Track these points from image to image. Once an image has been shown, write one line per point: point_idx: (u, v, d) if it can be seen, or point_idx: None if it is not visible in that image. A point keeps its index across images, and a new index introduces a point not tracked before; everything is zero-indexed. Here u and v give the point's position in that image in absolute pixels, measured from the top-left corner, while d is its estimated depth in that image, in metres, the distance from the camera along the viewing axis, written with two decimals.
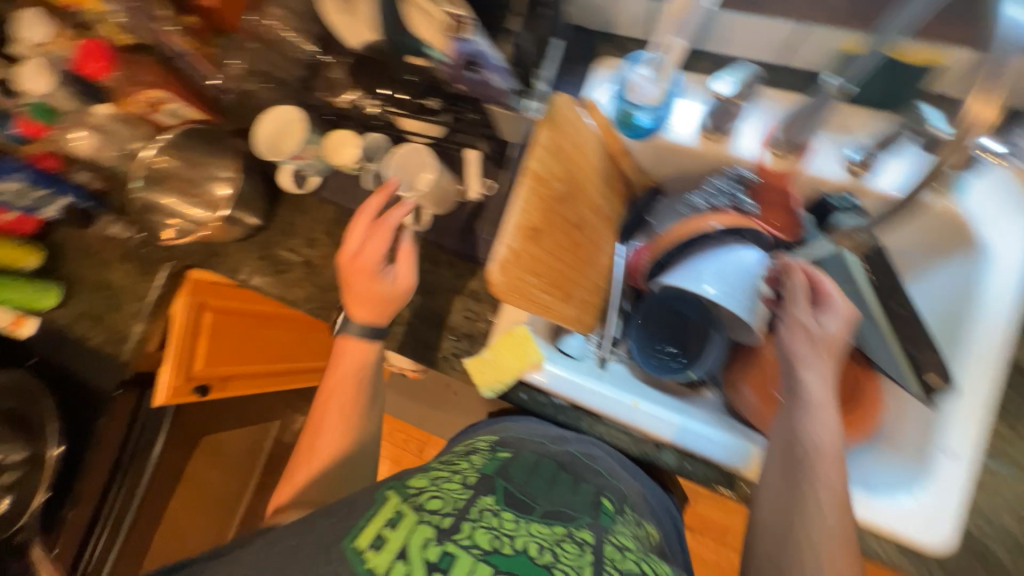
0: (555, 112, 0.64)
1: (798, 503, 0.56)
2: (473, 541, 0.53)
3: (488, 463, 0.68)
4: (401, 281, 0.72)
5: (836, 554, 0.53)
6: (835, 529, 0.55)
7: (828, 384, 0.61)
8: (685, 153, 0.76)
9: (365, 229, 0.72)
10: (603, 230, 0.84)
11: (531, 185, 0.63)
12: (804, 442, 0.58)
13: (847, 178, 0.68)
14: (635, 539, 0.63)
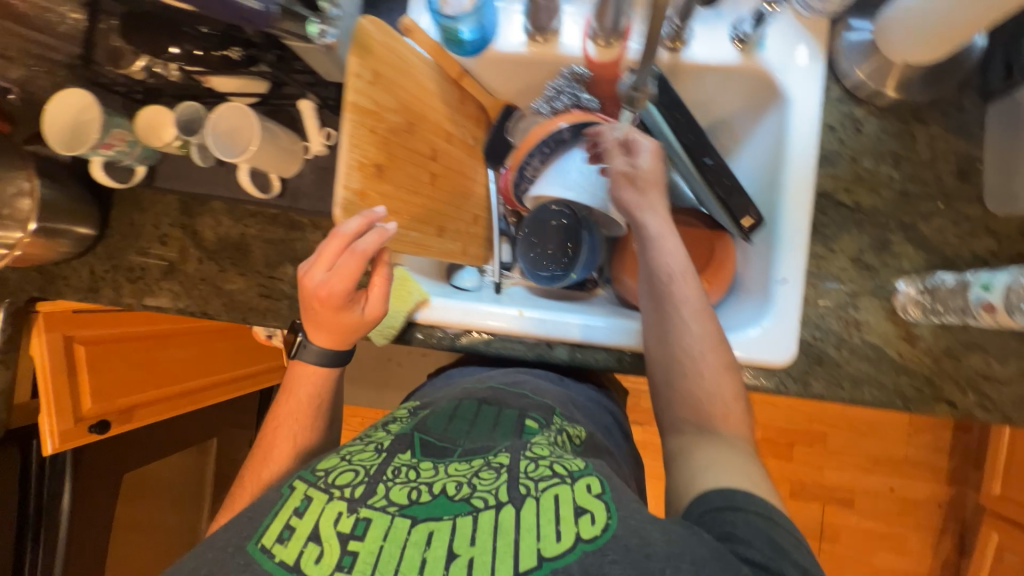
0: (363, 38, 0.60)
1: (669, 326, 0.65)
2: (388, 499, 0.50)
3: (406, 424, 0.64)
4: (372, 311, 0.64)
5: (707, 354, 0.63)
6: (702, 338, 0.63)
7: (662, 214, 0.69)
8: (520, 62, 0.77)
9: (345, 259, 0.58)
10: (465, 158, 0.83)
11: (357, 119, 0.61)
12: (659, 274, 0.66)
13: (665, 57, 0.71)
14: (557, 443, 0.62)
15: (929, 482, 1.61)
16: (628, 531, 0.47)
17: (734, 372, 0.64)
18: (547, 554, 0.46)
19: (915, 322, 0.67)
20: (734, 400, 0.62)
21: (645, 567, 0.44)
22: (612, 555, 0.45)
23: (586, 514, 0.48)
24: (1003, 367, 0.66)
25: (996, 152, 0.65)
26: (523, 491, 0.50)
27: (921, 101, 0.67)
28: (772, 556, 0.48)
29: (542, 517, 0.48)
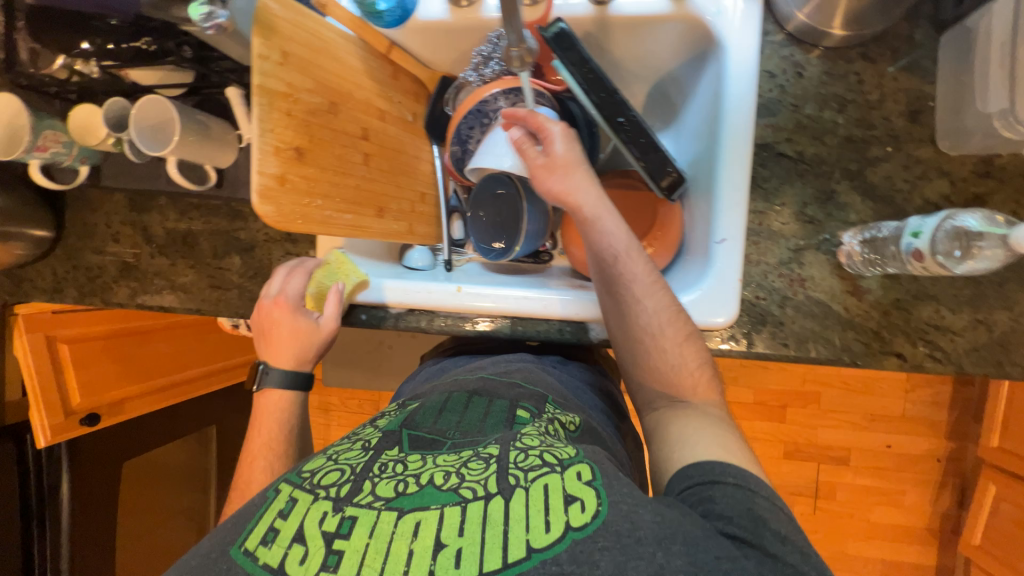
0: (264, 16, 0.58)
1: (625, 306, 0.63)
2: (374, 495, 0.44)
3: (394, 419, 0.57)
4: (325, 324, 0.70)
5: (666, 328, 0.62)
6: (657, 314, 0.62)
7: (592, 189, 0.65)
8: (445, 31, 0.75)
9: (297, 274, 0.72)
10: (404, 135, 0.82)
11: (269, 102, 0.60)
12: (604, 255, 0.64)
13: (592, 10, 0.67)
14: (550, 430, 0.55)
15: (929, 437, 1.57)
16: (618, 517, 0.41)
17: (697, 339, 0.63)
18: (535, 544, 0.40)
19: (861, 275, 0.64)
20: (702, 367, 0.61)
21: (635, 551, 0.39)
22: (602, 542, 0.40)
23: (576, 501, 0.42)
24: (956, 316, 0.63)
25: (949, 87, 0.61)
26: (512, 480, 0.44)
27: (867, 37, 0.63)
28: (751, 527, 0.45)
29: (531, 507, 0.42)
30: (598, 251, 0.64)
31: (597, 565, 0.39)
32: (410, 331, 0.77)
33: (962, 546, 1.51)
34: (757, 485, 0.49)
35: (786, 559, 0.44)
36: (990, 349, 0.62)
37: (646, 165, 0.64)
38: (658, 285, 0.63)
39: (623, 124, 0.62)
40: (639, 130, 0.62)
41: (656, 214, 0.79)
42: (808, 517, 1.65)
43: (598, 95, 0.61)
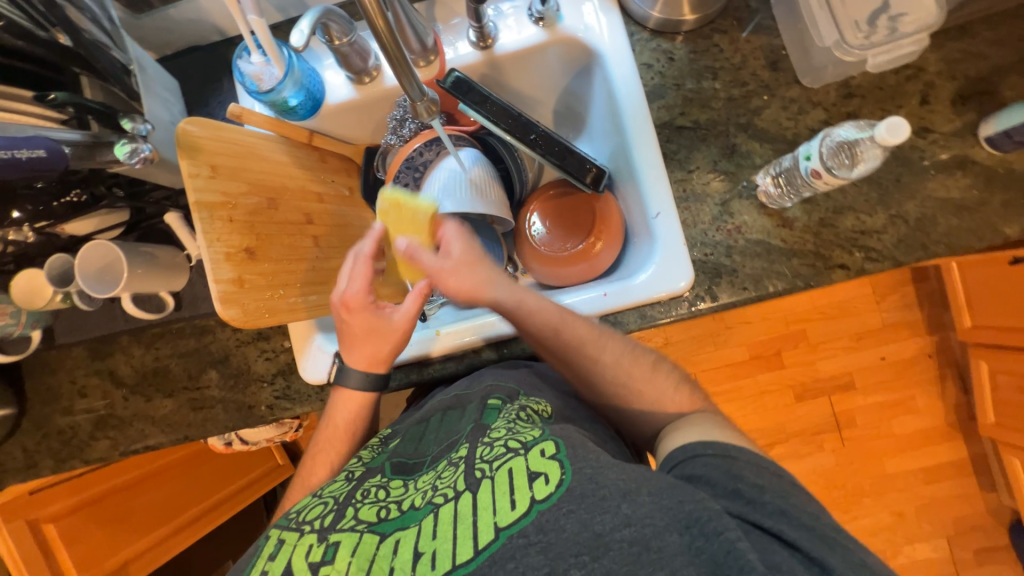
0: (186, 139, 0.61)
1: (584, 369, 0.65)
2: (356, 520, 0.51)
3: (377, 453, 0.66)
4: (401, 322, 0.67)
5: (627, 372, 0.65)
6: (617, 365, 0.65)
7: (503, 278, 0.66)
8: (356, 107, 0.81)
9: (360, 268, 0.66)
10: (345, 209, 0.85)
11: (210, 214, 0.62)
12: (544, 334, 0.64)
13: (480, 55, 0.75)
14: (522, 415, 0.59)
15: (913, 338, 1.66)
16: (582, 480, 0.46)
17: (662, 366, 0.67)
18: (502, 524, 0.45)
19: (784, 206, 0.70)
20: (681, 393, 0.64)
21: (600, 507, 0.44)
22: (567, 506, 0.44)
23: (540, 476, 0.47)
24: (874, 218, 0.70)
25: (792, 35, 0.71)
26: (478, 475, 0.50)
27: (714, 14, 0.72)
28: (732, 482, 0.48)
29: (496, 493, 0.47)
30: (532, 332, 0.65)
31: (564, 529, 0.43)
32: (402, 387, 0.78)
33: (982, 429, 1.57)
34: (736, 451, 0.51)
35: (767, 503, 0.46)
36: (913, 237, 0.69)
37: (568, 168, 0.69)
38: (606, 336, 0.66)
39: (537, 140, 0.68)
40: (552, 143, 0.68)
41: (596, 210, 0.84)
42: (840, 452, 1.67)
43: (506, 123, 0.66)
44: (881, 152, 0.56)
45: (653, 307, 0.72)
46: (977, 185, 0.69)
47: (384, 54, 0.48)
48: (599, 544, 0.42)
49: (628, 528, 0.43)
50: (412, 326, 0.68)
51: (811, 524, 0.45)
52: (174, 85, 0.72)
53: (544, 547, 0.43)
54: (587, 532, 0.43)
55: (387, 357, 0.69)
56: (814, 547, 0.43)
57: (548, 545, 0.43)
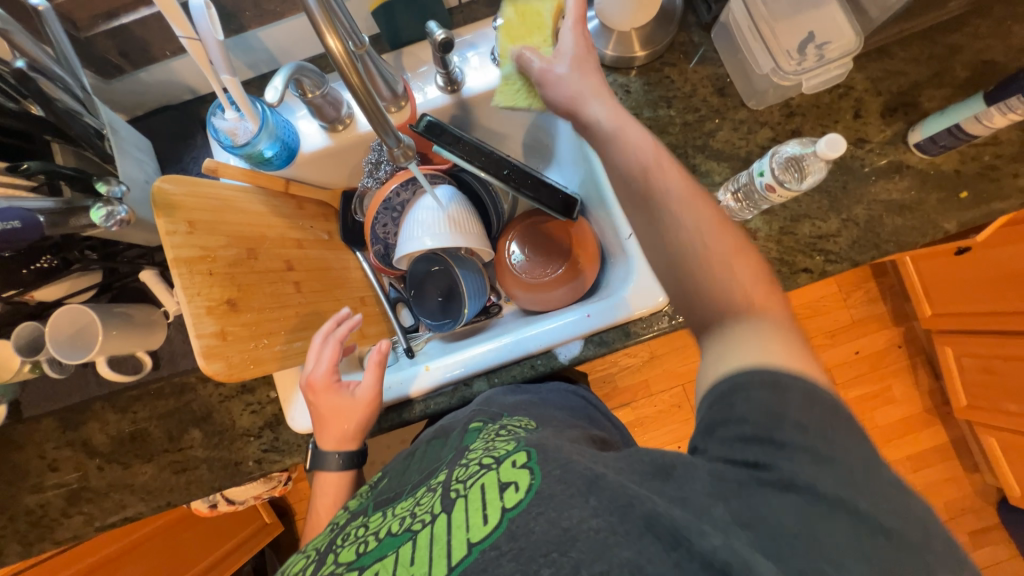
0: (161, 198, 0.61)
1: (653, 220, 0.55)
2: (338, 563, 0.52)
3: (363, 495, 0.66)
4: (363, 396, 0.69)
5: (712, 239, 0.51)
6: (699, 228, 0.52)
7: (601, 110, 0.62)
8: (331, 153, 0.82)
9: (329, 350, 0.70)
10: (325, 253, 0.86)
11: (188, 270, 0.62)
12: (629, 170, 0.57)
13: (449, 97, 0.79)
14: (501, 433, 0.59)
15: (882, 330, 1.74)
16: (551, 483, 0.45)
17: (773, 279, 0.51)
18: (473, 539, 0.44)
19: (746, 218, 0.75)
20: (785, 313, 0.49)
21: (568, 503, 0.42)
22: (536, 510, 0.43)
23: (510, 485, 0.46)
24: (828, 223, 0.75)
25: (734, 64, 0.77)
26: (453, 496, 0.50)
27: (662, 49, 0.79)
28: (766, 421, 0.41)
29: (468, 509, 0.47)
30: (618, 166, 0.58)
31: (533, 531, 0.42)
32: (395, 427, 0.77)
33: (958, 412, 1.63)
34: (787, 379, 0.42)
35: (797, 444, 0.40)
36: (865, 238, 0.75)
37: (544, 200, 0.72)
38: (694, 195, 0.54)
39: (510, 175, 0.70)
40: (523, 176, 0.70)
41: (573, 234, 0.87)
42: None
43: (479, 161, 0.69)
44: (826, 165, 0.61)
45: (636, 323, 0.74)
46: (914, 187, 0.75)
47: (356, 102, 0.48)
48: (567, 538, 0.41)
49: (595, 517, 0.41)
50: (377, 400, 0.70)
51: (848, 464, 0.39)
52: (146, 145, 0.73)
53: (515, 554, 0.41)
54: (556, 530, 0.41)
55: (356, 435, 0.70)
56: (836, 488, 0.38)
57: (519, 551, 0.41)
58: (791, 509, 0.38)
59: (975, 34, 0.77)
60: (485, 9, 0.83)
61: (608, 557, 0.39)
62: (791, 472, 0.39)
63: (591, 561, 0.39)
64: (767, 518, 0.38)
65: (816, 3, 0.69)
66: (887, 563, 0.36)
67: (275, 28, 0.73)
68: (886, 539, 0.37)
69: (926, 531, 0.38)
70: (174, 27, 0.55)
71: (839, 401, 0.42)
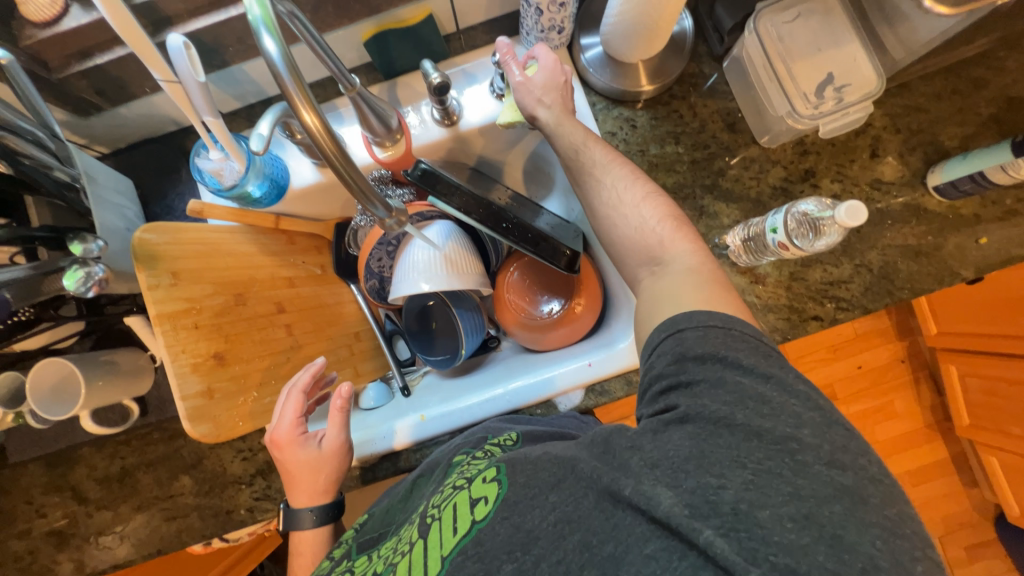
0: (144, 249, 0.59)
1: (586, 190, 0.62)
2: None
3: (349, 535, 0.67)
4: (329, 444, 0.67)
5: (626, 208, 0.58)
6: (616, 188, 0.59)
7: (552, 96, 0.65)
8: (323, 188, 0.79)
9: (292, 402, 0.67)
10: (318, 289, 0.84)
11: (171, 327, 0.59)
12: (565, 155, 0.64)
13: (446, 131, 0.75)
14: (478, 455, 0.60)
15: (885, 345, 1.71)
16: (516, 489, 0.48)
17: (685, 225, 0.57)
18: (447, 553, 0.49)
19: (756, 264, 0.71)
20: (698, 253, 0.55)
21: (530, 506, 0.47)
22: (501, 514, 0.47)
23: (480, 500, 0.50)
24: (840, 268, 0.72)
25: (746, 100, 0.73)
26: (429, 521, 0.53)
27: (671, 82, 0.74)
28: (672, 370, 0.46)
29: (442, 526, 0.51)
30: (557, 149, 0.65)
31: (497, 534, 0.47)
32: (391, 475, 0.75)
33: (960, 431, 1.61)
34: (684, 321, 0.47)
35: (723, 389, 0.43)
36: (878, 285, 0.72)
37: (545, 253, 0.68)
38: (617, 161, 0.62)
39: (510, 227, 0.67)
40: (524, 232, 0.67)
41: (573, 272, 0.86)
42: None
43: (477, 213, 0.66)
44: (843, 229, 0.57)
45: (638, 373, 0.72)
46: (932, 231, 0.72)
47: (335, 172, 0.43)
48: (530, 538, 0.45)
49: (553, 512, 0.45)
50: (345, 443, 0.68)
51: (732, 381, 0.43)
52: (128, 184, 0.70)
53: (479, 557, 0.46)
54: (520, 532, 0.46)
55: (331, 485, 0.67)
56: (722, 408, 0.42)
57: (483, 554, 0.46)
58: (686, 439, 0.43)
59: (1001, 68, 0.72)
60: (484, 35, 0.78)
61: (562, 544, 0.44)
62: (685, 408, 0.44)
63: (549, 553, 0.44)
64: (669, 456, 0.42)
65: (835, 41, 0.65)
66: (763, 462, 0.40)
67: (261, 61, 0.69)
68: (762, 440, 0.41)
69: (796, 426, 0.41)
70: (150, 71, 0.52)
71: (760, 339, 0.46)
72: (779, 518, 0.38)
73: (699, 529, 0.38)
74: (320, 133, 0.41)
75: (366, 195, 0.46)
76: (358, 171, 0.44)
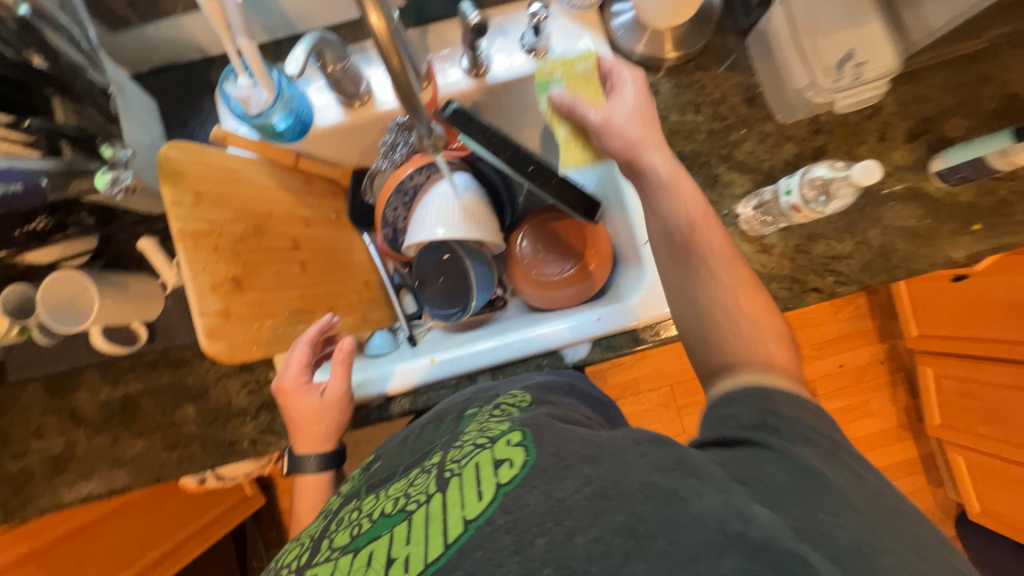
0: (167, 164, 0.57)
1: (693, 276, 0.57)
2: (330, 548, 0.50)
3: (355, 481, 0.65)
4: (331, 394, 0.70)
5: (744, 309, 0.54)
6: (732, 288, 0.54)
7: (668, 160, 0.60)
8: (345, 130, 0.79)
9: (299, 353, 0.69)
10: (331, 233, 0.84)
11: (192, 243, 0.59)
12: (673, 225, 0.58)
13: (472, 82, 0.76)
14: (494, 413, 0.58)
15: (867, 346, 1.77)
16: (547, 456, 0.44)
17: (787, 340, 0.53)
18: (471, 517, 0.42)
19: (763, 234, 0.75)
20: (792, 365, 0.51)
21: (563, 475, 0.42)
22: (531, 483, 0.42)
23: (505, 461, 0.46)
24: (842, 244, 0.75)
25: (766, 75, 0.76)
26: (448, 476, 0.48)
27: (695, 53, 0.77)
28: (754, 418, 0.45)
29: (463, 487, 0.46)
30: (668, 219, 0.59)
31: (528, 504, 0.41)
32: (396, 415, 0.76)
33: (931, 429, 1.69)
34: (776, 393, 0.46)
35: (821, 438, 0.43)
36: (877, 262, 0.75)
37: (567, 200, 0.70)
38: (731, 256, 0.57)
39: (535, 172, 0.68)
40: (549, 173, 0.68)
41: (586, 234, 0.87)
42: None
43: (507, 154, 0.66)
44: (852, 190, 0.64)
45: (644, 330, 0.73)
46: (930, 215, 0.76)
47: (394, 88, 0.48)
48: (562, 508, 0.40)
49: (588, 485, 0.41)
50: (348, 395, 0.71)
51: (828, 442, 0.43)
52: (152, 106, 0.69)
53: (510, 527, 0.40)
54: (551, 501, 0.41)
55: (336, 431, 0.71)
56: (826, 461, 0.41)
57: (514, 523, 0.41)
58: (785, 472, 0.40)
59: (1005, 65, 0.76)
60: None
61: (602, 523, 0.38)
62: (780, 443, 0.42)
63: (585, 528, 0.39)
64: (764, 479, 0.40)
65: (859, 20, 0.68)
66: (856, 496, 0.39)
67: None
68: (857, 484, 0.40)
69: None
70: None
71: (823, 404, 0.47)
72: (898, 563, 0.36)
73: (806, 551, 0.35)
74: (389, 58, 0.45)
75: (418, 113, 0.52)
76: (415, 93, 0.49)
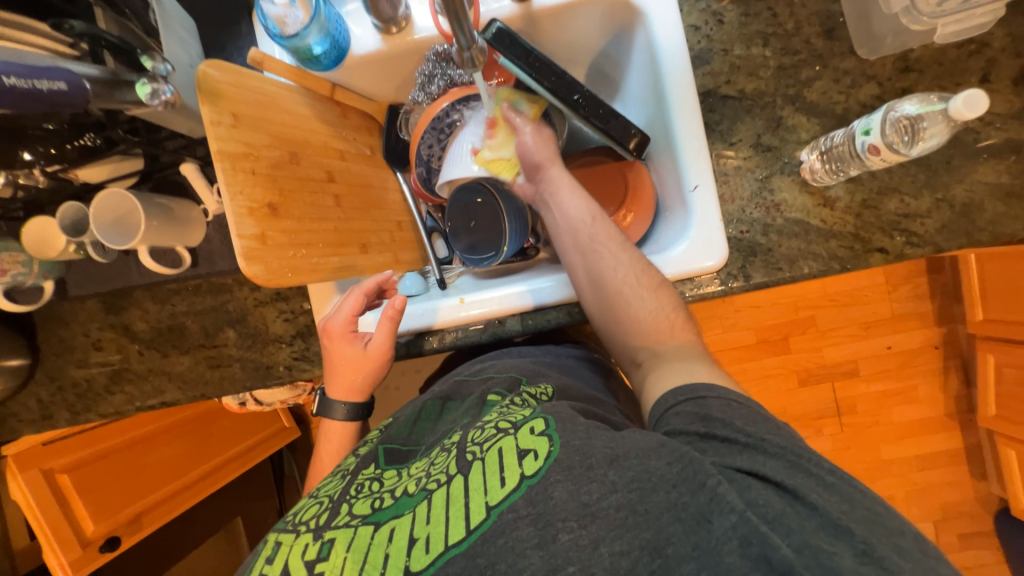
0: (207, 83, 0.56)
1: (596, 259, 0.66)
2: (352, 515, 0.52)
3: (370, 441, 0.65)
4: (375, 347, 0.71)
5: (647, 301, 0.63)
6: (631, 267, 0.65)
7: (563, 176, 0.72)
8: (382, 60, 0.76)
9: (352, 299, 0.71)
10: (366, 169, 0.83)
11: (230, 165, 0.58)
12: (577, 217, 0.69)
13: (517, 7, 0.70)
14: (518, 401, 0.59)
15: (921, 328, 1.65)
16: (569, 452, 0.47)
17: (687, 325, 0.63)
18: (493, 503, 0.46)
19: (827, 185, 0.68)
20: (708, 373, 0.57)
21: (587, 476, 0.45)
22: (555, 477, 0.46)
23: (529, 452, 0.48)
24: (918, 202, 0.68)
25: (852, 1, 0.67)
26: (470, 458, 0.50)
27: None
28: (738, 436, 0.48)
29: (487, 473, 0.48)
30: (572, 217, 0.69)
31: (552, 498, 0.45)
32: (423, 353, 0.77)
33: (981, 420, 1.58)
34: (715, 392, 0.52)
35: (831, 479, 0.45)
36: (957, 223, 0.67)
37: (610, 134, 0.65)
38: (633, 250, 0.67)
39: (579, 101, 0.64)
40: (594, 102, 0.65)
41: (628, 181, 0.82)
42: (838, 436, 1.70)
43: (549, 81, 0.63)
44: (944, 130, 0.59)
45: (682, 285, 0.69)
46: None
47: None
48: (587, 513, 0.44)
49: (616, 494, 0.44)
50: (389, 350, 0.71)
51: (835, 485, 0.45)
52: (192, 26, 0.68)
53: (534, 519, 0.44)
54: (575, 501, 0.44)
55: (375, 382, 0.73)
56: (836, 501, 0.43)
57: (538, 516, 0.44)
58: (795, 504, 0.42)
59: None
60: None
61: (628, 537, 0.42)
62: (797, 484, 0.44)
63: (609, 538, 0.42)
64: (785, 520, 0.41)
65: None
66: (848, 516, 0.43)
67: None
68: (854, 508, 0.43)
69: None
70: None
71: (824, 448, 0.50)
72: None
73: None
74: None
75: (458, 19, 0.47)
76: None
